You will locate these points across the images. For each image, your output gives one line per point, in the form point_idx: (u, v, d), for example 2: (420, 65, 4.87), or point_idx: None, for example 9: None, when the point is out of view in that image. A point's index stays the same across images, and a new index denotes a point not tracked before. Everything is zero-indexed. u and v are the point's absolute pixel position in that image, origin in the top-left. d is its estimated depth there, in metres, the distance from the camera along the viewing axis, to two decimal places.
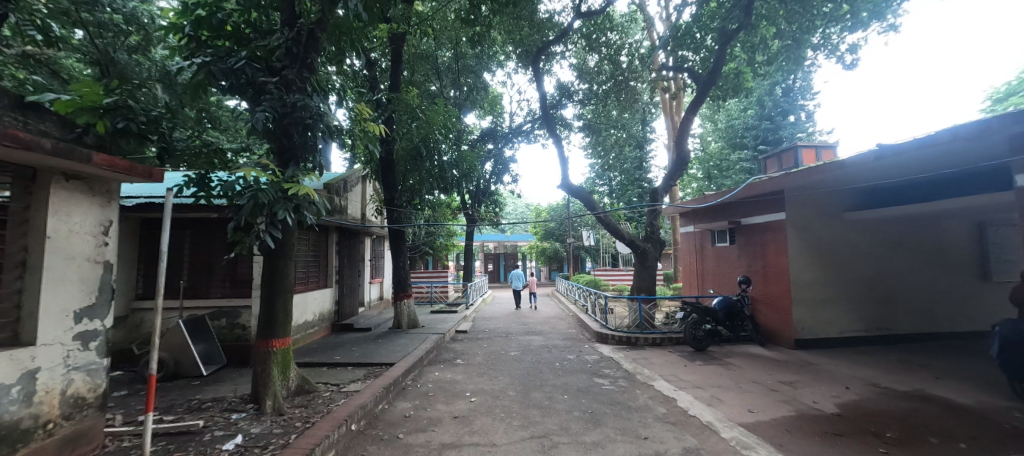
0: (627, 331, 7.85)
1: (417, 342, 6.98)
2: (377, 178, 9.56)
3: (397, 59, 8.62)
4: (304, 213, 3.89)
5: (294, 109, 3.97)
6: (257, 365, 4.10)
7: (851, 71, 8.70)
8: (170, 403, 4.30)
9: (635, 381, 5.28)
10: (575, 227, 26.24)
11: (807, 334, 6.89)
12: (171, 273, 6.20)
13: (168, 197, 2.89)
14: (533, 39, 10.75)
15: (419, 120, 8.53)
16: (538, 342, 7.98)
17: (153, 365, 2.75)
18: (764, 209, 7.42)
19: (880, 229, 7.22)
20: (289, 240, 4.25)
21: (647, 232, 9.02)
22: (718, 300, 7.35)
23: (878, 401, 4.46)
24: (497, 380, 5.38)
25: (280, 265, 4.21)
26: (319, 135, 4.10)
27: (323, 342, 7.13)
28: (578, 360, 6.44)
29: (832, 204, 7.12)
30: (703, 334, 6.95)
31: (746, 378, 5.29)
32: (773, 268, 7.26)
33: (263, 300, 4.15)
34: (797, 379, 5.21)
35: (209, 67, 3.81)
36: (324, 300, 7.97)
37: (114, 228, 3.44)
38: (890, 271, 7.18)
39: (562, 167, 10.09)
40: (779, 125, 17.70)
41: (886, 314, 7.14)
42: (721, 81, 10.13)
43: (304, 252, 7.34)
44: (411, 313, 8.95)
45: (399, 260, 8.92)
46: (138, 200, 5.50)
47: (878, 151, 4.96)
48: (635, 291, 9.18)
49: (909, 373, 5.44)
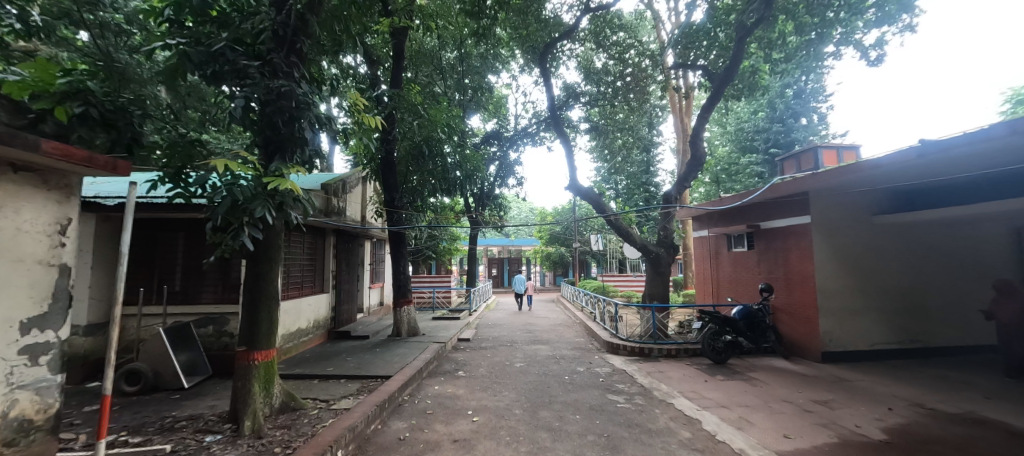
0: (639, 341, 7.39)
1: (417, 352, 6.58)
2: (377, 179, 9.23)
3: (399, 55, 8.31)
4: (290, 210, 3.42)
5: (279, 97, 3.54)
6: (236, 380, 3.73)
7: (876, 67, 8.28)
8: (141, 421, 3.93)
9: (652, 398, 4.83)
10: (581, 230, 25.74)
11: (835, 346, 6.40)
12: (158, 276, 5.83)
13: (131, 197, 2.62)
14: (542, 34, 10.35)
15: (422, 119, 8.33)
16: (545, 352, 7.54)
17: (108, 384, 2.38)
18: (787, 212, 6.98)
19: (912, 234, 6.73)
20: (276, 242, 3.89)
21: (660, 236, 8.56)
22: (737, 309, 6.85)
23: (928, 425, 4.00)
24: (502, 395, 4.93)
25: (263, 268, 3.83)
26: (308, 128, 3.61)
27: (317, 351, 6.71)
28: (589, 373, 5.97)
29: (861, 206, 6.68)
30: (723, 346, 6.46)
31: (775, 396, 4.82)
32: (797, 275, 6.81)
33: (245, 304, 3.79)
34: (832, 399, 4.74)
35: (184, 49, 3.39)
36: (320, 306, 7.58)
37: (73, 226, 3.06)
38: (922, 280, 6.69)
39: (570, 168, 9.70)
40: (791, 127, 17.22)
41: (920, 325, 6.64)
42: (737, 79, 9.76)
43: (302, 257, 7.05)
44: (412, 320, 8.51)
45: (401, 264, 8.57)
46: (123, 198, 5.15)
47: (919, 147, 4.59)
48: (648, 298, 8.68)
49: (955, 392, 4.95)
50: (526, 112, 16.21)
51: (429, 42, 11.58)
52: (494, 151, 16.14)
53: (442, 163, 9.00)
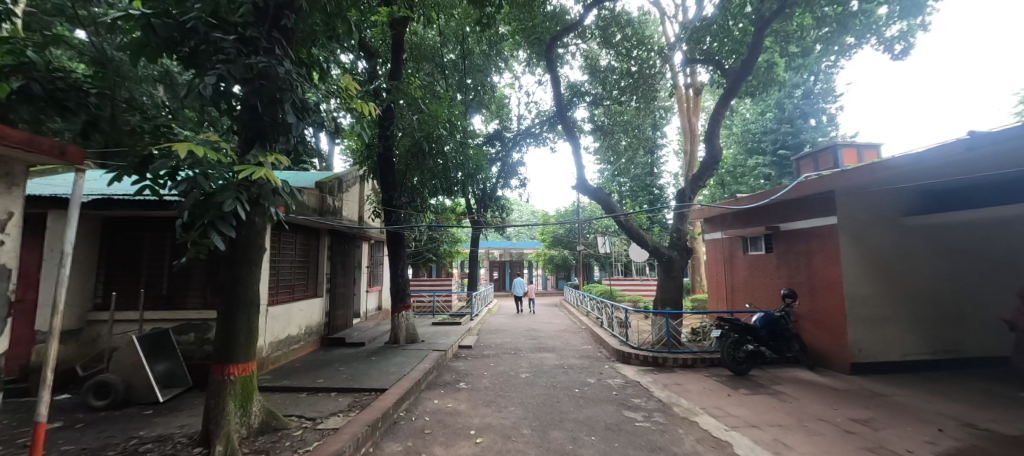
0: (652, 350, 6.93)
1: (416, 361, 6.14)
2: (376, 178, 8.82)
3: (398, 46, 7.89)
4: (269, 204, 2.96)
5: (258, 74, 3.10)
6: (209, 396, 3.33)
7: (902, 61, 7.87)
8: (103, 442, 3.50)
9: (673, 416, 4.38)
10: (585, 233, 25.27)
11: (864, 357, 5.95)
12: (139, 278, 5.41)
13: (77, 194, 2.42)
14: (547, 26, 9.90)
15: (423, 114, 7.91)
16: (552, 361, 7.09)
17: (43, 410, 2.25)
18: (812, 212, 6.54)
19: (945, 235, 6.28)
20: (257, 242, 3.49)
21: (673, 237, 8.10)
22: (758, 317, 6.39)
23: (989, 450, 3.55)
24: (508, 412, 4.49)
25: (241, 271, 3.42)
26: (293, 113, 3.16)
27: (308, 359, 6.26)
28: (600, 385, 5.52)
29: (889, 207, 6.24)
30: (744, 356, 6.00)
31: (809, 414, 4.38)
32: (821, 280, 6.38)
33: (221, 314, 3.40)
34: (872, 417, 4.30)
35: (146, 18, 2.92)
36: (313, 312, 7.14)
37: (16, 221, 2.66)
38: (956, 285, 6.24)
39: (578, 167, 9.29)
40: (800, 128, 16.78)
41: (954, 335, 6.17)
42: (752, 75, 9.27)
43: (293, 259, 6.65)
44: (410, 327, 8.06)
45: (399, 266, 8.13)
46: (99, 193, 4.75)
47: (968, 140, 4.18)
48: (659, 304, 8.22)
49: (1006, 410, 4.50)
50: (529, 113, 15.82)
51: (430, 38, 11.20)
52: (496, 151, 15.75)
53: (443, 161, 8.53)
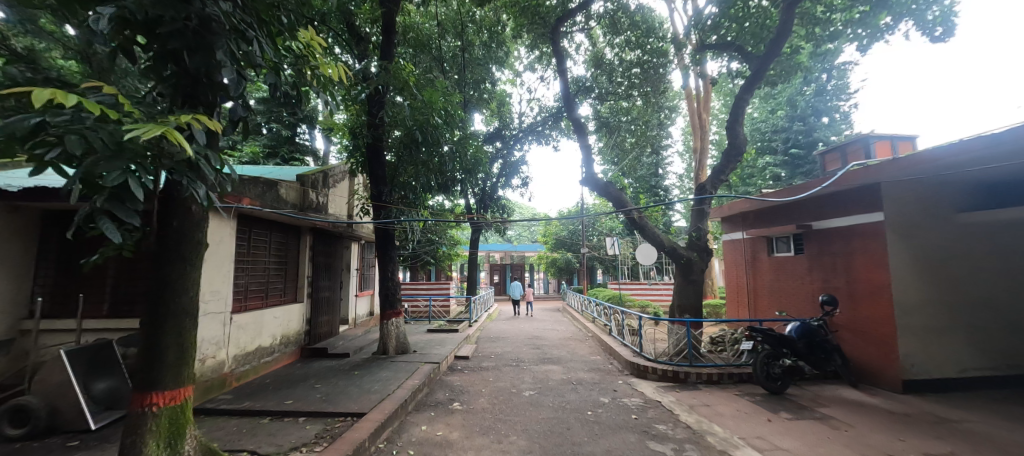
0: (670, 363, 6.18)
1: (404, 375, 5.41)
2: (365, 172, 8.09)
3: (390, 27, 7.19)
4: (183, 179, 2.16)
5: (183, 14, 2.36)
6: (125, 434, 2.60)
7: (944, 43, 7.19)
8: None
9: (708, 448, 3.64)
10: (589, 236, 24.53)
11: (917, 374, 5.19)
12: (85, 280, 4.69)
13: None
14: (552, 10, 9.12)
15: (416, 101, 7.18)
16: (557, 375, 6.34)
17: None
18: (853, 208, 5.78)
19: (1007, 235, 5.52)
20: (195, 236, 2.78)
21: (691, 237, 7.34)
22: (793, 326, 5.63)
23: None
24: (509, 443, 3.74)
25: (173, 272, 2.70)
26: (227, 65, 2.41)
27: (282, 374, 5.53)
28: (616, 406, 4.77)
29: (944, 201, 5.47)
30: (780, 372, 5.25)
31: (873, 448, 3.62)
32: (862, 284, 5.65)
33: (144, 326, 2.66)
34: (951, 452, 3.54)
35: None
36: (291, 319, 6.41)
37: None
38: (1017, 291, 5.49)
39: (585, 161, 8.56)
40: (813, 126, 16.02)
41: (1016, 348, 5.42)
42: (775, 63, 8.43)
43: (268, 260, 5.95)
44: (400, 336, 7.32)
45: (389, 269, 7.38)
46: (40, 182, 4.12)
47: None
48: (676, 311, 7.46)
49: None
50: (531, 109, 15.21)
51: (427, 27, 10.52)
52: (497, 148, 15.15)
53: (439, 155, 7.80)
